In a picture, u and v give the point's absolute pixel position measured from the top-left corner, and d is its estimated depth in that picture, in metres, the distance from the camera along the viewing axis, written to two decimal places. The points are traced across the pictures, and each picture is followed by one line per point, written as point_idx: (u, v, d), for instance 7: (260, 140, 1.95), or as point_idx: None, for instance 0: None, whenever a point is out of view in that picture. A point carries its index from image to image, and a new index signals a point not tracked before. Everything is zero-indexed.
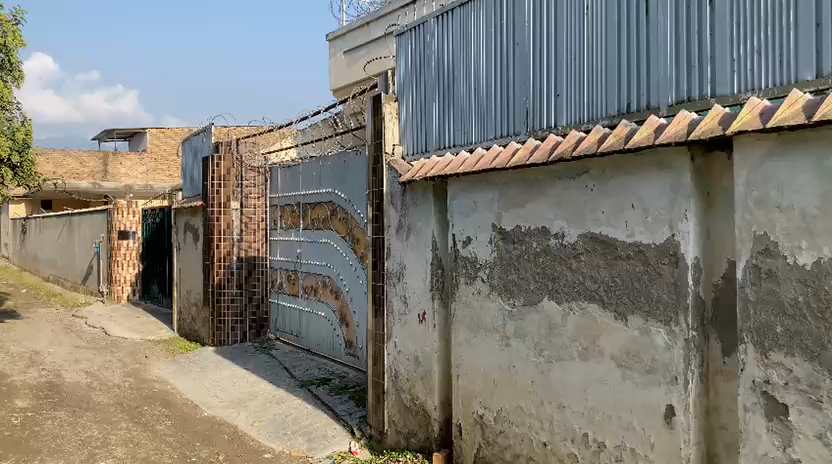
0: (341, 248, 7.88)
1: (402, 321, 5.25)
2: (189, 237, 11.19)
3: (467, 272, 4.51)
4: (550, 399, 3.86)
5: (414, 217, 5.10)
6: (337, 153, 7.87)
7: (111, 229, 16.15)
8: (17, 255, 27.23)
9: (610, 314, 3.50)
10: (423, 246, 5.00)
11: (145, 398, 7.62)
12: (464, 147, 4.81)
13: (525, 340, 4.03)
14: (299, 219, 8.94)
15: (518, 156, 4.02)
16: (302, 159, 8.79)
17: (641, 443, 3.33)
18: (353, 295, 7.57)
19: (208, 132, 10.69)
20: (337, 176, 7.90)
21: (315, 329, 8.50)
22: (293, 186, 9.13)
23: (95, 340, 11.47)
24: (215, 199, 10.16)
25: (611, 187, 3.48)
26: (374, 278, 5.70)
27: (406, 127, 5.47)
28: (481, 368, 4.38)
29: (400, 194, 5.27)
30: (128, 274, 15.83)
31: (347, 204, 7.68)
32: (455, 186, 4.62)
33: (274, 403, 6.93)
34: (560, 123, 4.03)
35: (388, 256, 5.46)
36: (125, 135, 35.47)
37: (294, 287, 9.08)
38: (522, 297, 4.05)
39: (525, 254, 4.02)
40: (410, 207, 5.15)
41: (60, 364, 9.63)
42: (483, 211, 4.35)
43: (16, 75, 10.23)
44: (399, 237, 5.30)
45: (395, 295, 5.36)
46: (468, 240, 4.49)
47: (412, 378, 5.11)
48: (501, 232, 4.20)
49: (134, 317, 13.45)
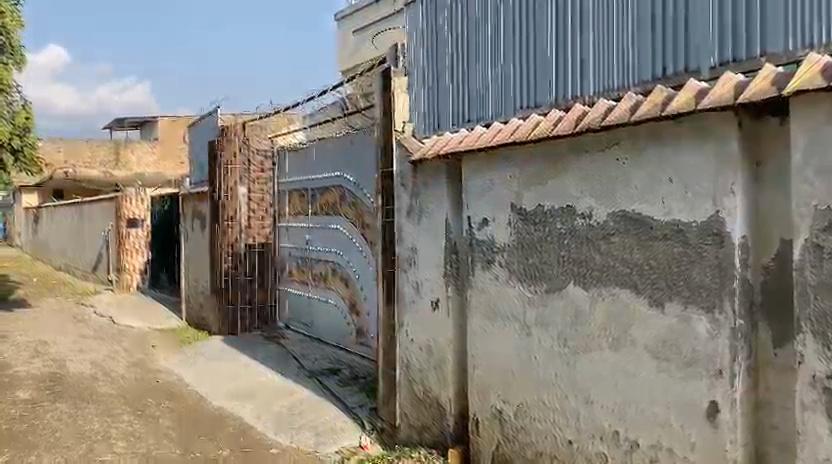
0: (350, 233, 7.59)
1: (414, 310, 4.93)
2: (196, 224, 10.92)
3: (483, 256, 4.17)
4: (575, 393, 3.55)
5: (426, 199, 4.77)
6: (345, 134, 7.54)
7: (119, 217, 15.94)
8: (29, 244, 27.21)
9: (644, 301, 3.17)
10: (436, 230, 4.67)
11: (149, 389, 7.39)
12: (480, 122, 4.46)
13: (548, 329, 3.70)
14: (308, 204, 8.65)
15: (539, 129, 3.68)
16: (310, 143, 8.49)
17: (679, 442, 3.01)
18: (363, 283, 7.27)
19: (213, 116, 10.40)
20: (346, 159, 7.58)
21: (324, 318, 8.22)
22: (300, 170, 8.82)
23: (102, 329, 11.27)
24: (223, 185, 9.94)
25: (645, 160, 3.14)
26: (384, 264, 5.39)
27: (416, 103, 5.13)
28: (499, 359, 4.07)
29: (411, 174, 4.93)
30: (136, 264, 15.64)
31: (357, 187, 7.36)
32: (469, 163, 4.28)
33: (281, 395, 6.65)
34: (587, 92, 3.68)
35: (398, 240, 5.14)
36: (136, 124, 35.29)
37: (303, 274, 8.79)
38: (544, 283, 3.72)
39: (548, 236, 3.68)
40: (421, 187, 4.82)
41: (65, 354, 9.43)
42: (501, 190, 4.01)
43: (17, 58, 10.01)
44: (410, 220, 4.97)
45: (405, 282, 5.04)
46: (484, 222, 4.15)
47: (425, 370, 4.81)
48: (521, 213, 3.87)
49: (142, 306, 13.24)
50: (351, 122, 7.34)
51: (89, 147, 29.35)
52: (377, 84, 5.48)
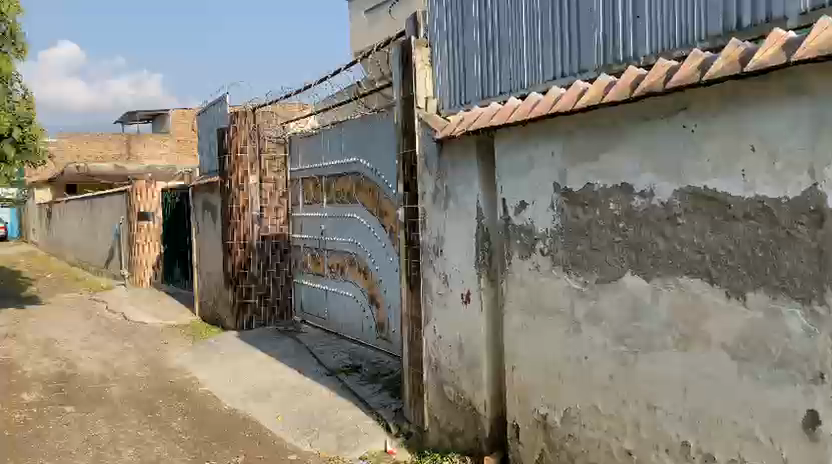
0: (368, 223, 7.16)
1: (442, 303, 4.50)
2: (207, 215, 10.51)
3: (521, 243, 3.73)
4: (634, 397, 3.11)
5: (454, 181, 4.32)
6: (361, 117, 7.09)
7: (130, 210, 15.59)
8: (44, 240, 27.04)
9: (720, 292, 2.71)
10: (466, 215, 4.22)
11: (161, 390, 7.02)
12: (514, 94, 4.00)
13: (601, 325, 3.26)
14: (322, 193, 8.24)
15: (587, 97, 3.22)
16: (324, 128, 8.03)
17: (767, 457, 2.57)
18: (383, 274, 6.85)
19: (221, 103, 9.97)
20: (363, 144, 7.13)
21: (342, 311, 7.81)
22: (314, 156, 8.39)
23: (114, 326, 10.94)
24: (233, 174, 9.41)
25: (720, 125, 2.67)
26: (409, 254, 4.95)
27: (440, 76, 4.67)
28: (542, 357, 3.63)
29: (436, 155, 4.48)
30: (150, 257, 15.25)
31: (375, 173, 6.92)
32: (503, 139, 3.82)
33: (300, 394, 6.26)
34: (642, 53, 3.20)
35: (423, 228, 4.69)
36: (148, 117, 34.94)
37: (319, 266, 8.39)
38: (595, 272, 3.27)
39: (600, 219, 3.22)
40: (448, 168, 4.36)
41: (75, 353, 9.10)
42: (541, 169, 3.55)
43: (20, 47, 9.67)
44: (436, 205, 4.52)
45: (432, 272, 4.60)
46: (523, 205, 3.70)
47: (456, 369, 4.38)
48: (567, 193, 3.41)
49: (156, 301, 12.93)
50: (367, 104, 6.87)
51: (100, 141, 29.10)
52: (395, 58, 5.01)
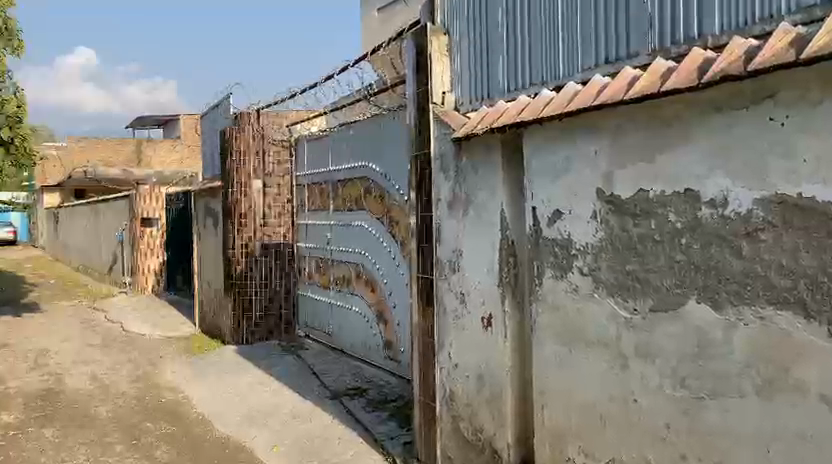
0: (377, 232, 6.60)
1: (459, 327, 3.92)
2: (209, 222, 9.98)
3: (554, 260, 3.16)
4: (698, 455, 2.52)
5: (474, 187, 3.75)
6: (371, 118, 6.55)
7: (134, 216, 15.12)
8: (51, 245, 26.66)
9: (819, 330, 2.12)
10: (488, 226, 3.65)
11: (150, 411, 6.47)
12: (545, 85, 3.44)
13: (655, 362, 2.68)
14: (329, 199, 7.70)
15: (641, 85, 2.65)
16: (331, 130, 7.50)
17: None
18: (392, 288, 6.29)
19: (225, 104, 9.45)
20: (373, 147, 6.59)
21: (348, 327, 7.25)
22: (321, 160, 7.86)
23: (111, 337, 10.42)
24: (235, 179, 8.88)
25: (820, 117, 2.10)
26: (420, 269, 4.39)
27: (458, 68, 4.11)
28: (579, 396, 3.05)
29: (454, 156, 3.92)
30: (153, 264, 14.78)
31: (386, 179, 6.37)
32: (535, 138, 3.26)
33: (299, 420, 5.70)
34: (708, 32, 2.63)
35: (438, 240, 4.13)
36: (159, 122, 34.61)
37: (325, 277, 7.84)
38: (649, 298, 2.70)
39: (655, 233, 2.66)
40: (467, 172, 3.80)
41: (65, 366, 8.59)
42: (581, 172, 2.99)
43: (15, 44, 9.26)
44: (452, 214, 3.96)
45: (448, 291, 4.03)
46: (557, 215, 3.13)
47: (475, 403, 3.80)
48: (613, 202, 2.84)
49: (156, 311, 12.42)
50: (377, 105, 6.33)
51: (109, 145, 28.82)
52: (408, 48, 4.46)
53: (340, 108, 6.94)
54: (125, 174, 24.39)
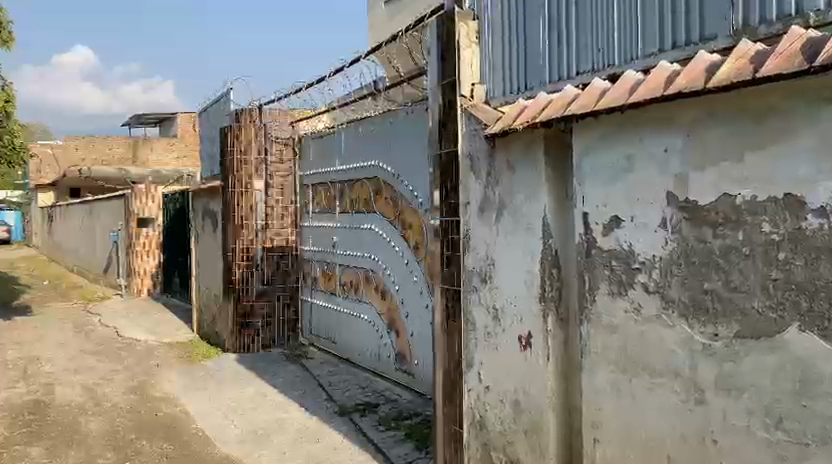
0: (388, 236, 6.19)
1: (490, 346, 3.51)
2: (207, 223, 9.55)
3: (611, 274, 2.76)
4: None
5: (509, 189, 3.34)
6: (382, 113, 6.14)
7: (129, 216, 14.64)
8: (45, 244, 26.18)
9: None
10: (526, 234, 3.24)
11: (145, 427, 6.06)
12: (596, 74, 3.03)
13: (742, 398, 2.27)
14: (335, 201, 7.29)
15: (727, 70, 2.25)
16: (338, 127, 7.09)
17: None
18: (406, 296, 5.89)
19: (224, 100, 9.02)
20: (384, 145, 6.18)
21: (357, 336, 6.85)
22: (327, 159, 7.44)
23: (104, 342, 9.98)
24: (235, 179, 8.46)
25: None
26: (444, 279, 3.98)
27: (490, 56, 3.70)
28: (641, 430, 2.66)
29: (486, 155, 3.51)
30: (149, 266, 14.33)
31: (398, 179, 5.96)
32: (588, 134, 2.85)
33: (306, 439, 5.28)
34: (809, 7, 2.22)
35: (465, 248, 3.72)
36: (156, 121, 34.10)
37: (331, 283, 7.43)
38: (734, 323, 2.29)
39: (744, 247, 2.26)
40: (502, 172, 3.39)
41: (56, 374, 8.15)
42: (647, 174, 2.58)
43: (4, 37, 8.82)
44: (483, 219, 3.55)
45: (476, 305, 3.62)
46: (615, 223, 2.72)
47: (509, 432, 3.39)
48: (688, 208, 2.43)
49: (152, 315, 11.99)
50: (390, 100, 5.92)
51: (104, 144, 28.33)
52: (432, 35, 4.04)
53: (348, 103, 6.53)
54: (120, 172, 23.88)
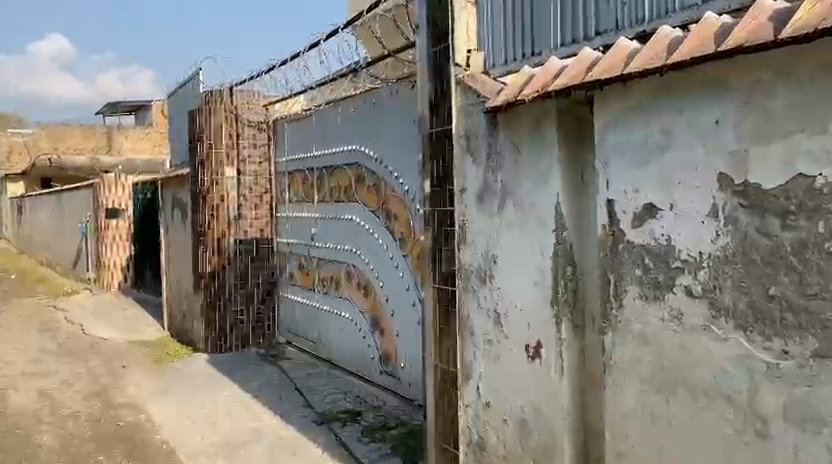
0: (370, 227, 5.68)
1: (492, 356, 3.01)
2: (177, 214, 8.95)
3: (643, 274, 2.27)
4: None
5: (514, 173, 2.84)
6: (363, 93, 5.60)
7: (97, 206, 13.71)
8: (15, 236, 25.30)
9: None
10: (534, 226, 2.74)
11: (104, 439, 5.48)
12: (622, 33, 2.52)
13: (822, 433, 1.79)
14: (313, 190, 6.75)
15: (805, 18, 1.75)
16: (316, 108, 6.53)
17: None
18: (391, 293, 5.38)
19: (193, 81, 8.40)
20: (366, 127, 5.64)
21: (337, 336, 6.34)
22: (305, 144, 6.89)
23: (69, 341, 9.35)
24: (206, 166, 7.87)
25: None
26: (436, 277, 3.47)
27: (491, 18, 3.17)
28: None
29: (487, 133, 2.99)
30: (119, 259, 13.66)
31: (381, 165, 5.44)
32: (615, 103, 2.35)
33: (281, 452, 4.77)
34: None
35: (461, 242, 3.21)
36: (131, 109, 33.15)
37: (309, 278, 6.89)
38: (812, 339, 1.80)
39: (826, 242, 1.77)
40: (506, 153, 2.88)
41: (12, 378, 7.55)
42: (692, 151, 2.08)
43: None
44: (482, 208, 3.04)
45: (475, 309, 3.12)
46: (649, 212, 2.23)
47: (515, 457, 2.90)
48: (748, 193, 1.94)
49: (122, 311, 11.37)
50: (373, 77, 5.37)
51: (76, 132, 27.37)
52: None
53: (327, 82, 5.97)
54: (92, 161, 23.02)
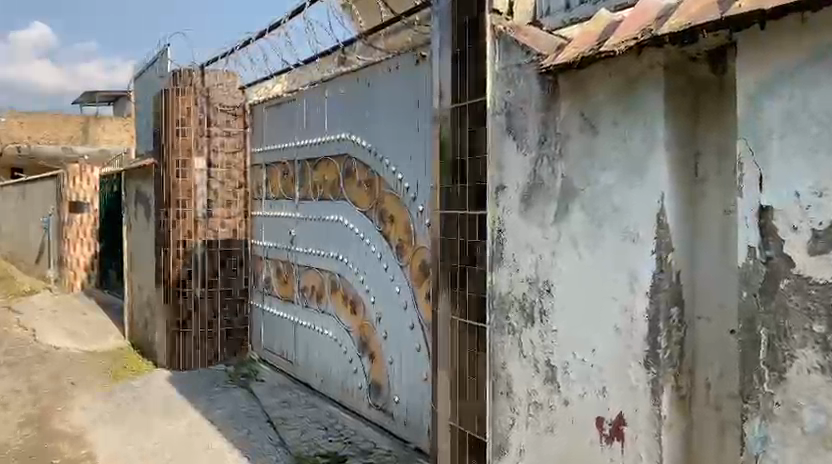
0: (360, 230, 4.76)
1: (540, 428, 2.11)
2: (140, 210, 7.95)
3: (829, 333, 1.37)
4: None
5: (585, 165, 1.93)
6: (356, 71, 4.68)
7: (60, 199, 12.65)
8: None
9: None
10: (617, 244, 1.84)
11: None
12: None
13: None
14: (294, 185, 5.81)
15: None
16: (298, 91, 5.59)
17: None
18: (384, 311, 4.46)
19: (161, 60, 7.41)
20: (358, 112, 4.72)
21: (318, 357, 5.42)
22: (285, 133, 5.96)
23: (15, 350, 8.29)
24: (172, 156, 6.89)
25: None
26: (453, 306, 2.56)
27: None
28: None
29: (538, 108, 2.08)
30: (82, 256, 12.64)
31: (374, 156, 4.52)
32: (783, 49, 1.43)
33: None
34: None
35: (493, 260, 2.28)
36: (110, 99, 31.87)
37: (287, 288, 5.95)
38: None
39: None
40: (574, 134, 1.96)
41: None
42: None
43: None
44: (529, 215, 2.13)
45: (513, 356, 2.20)
46: None
47: None
48: None
49: (81, 315, 10.32)
50: (369, 51, 4.45)
51: None
52: None
53: (315, 59, 5.03)
54: (62, 150, 21.77)
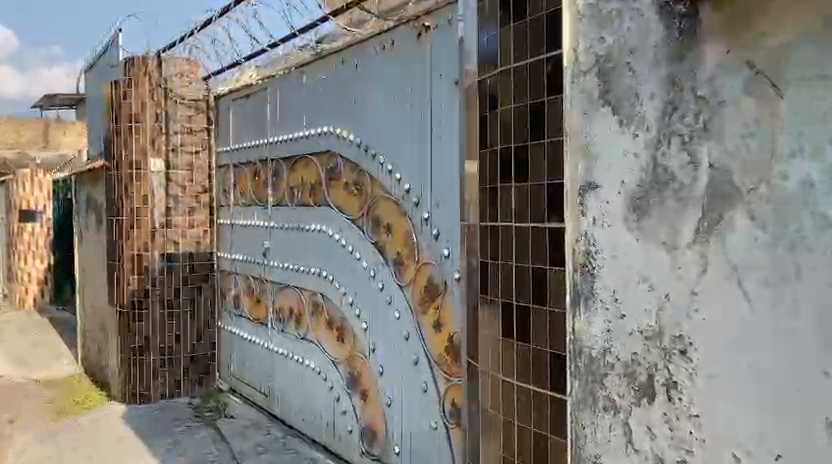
0: (348, 242, 3.95)
1: None
2: (91, 219, 7.03)
3: None
4: None
5: (763, 148, 1.16)
6: (343, 52, 3.90)
7: (10, 208, 11.63)
8: None
9: None
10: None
11: None
12: None
13: None
14: (267, 189, 4.98)
15: None
16: (272, 78, 4.77)
17: None
18: (379, 340, 3.66)
19: (112, 47, 6.50)
20: (343, 100, 3.92)
21: (298, 391, 4.59)
22: (256, 129, 5.14)
23: None
24: (124, 157, 5.99)
25: None
26: (504, 363, 1.77)
27: None
28: None
29: (664, 58, 1.30)
30: (35, 270, 11.60)
31: (365, 152, 3.73)
32: None
33: None
34: None
35: (579, 298, 1.49)
36: (70, 103, 30.47)
37: (260, 309, 5.12)
38: None
39: None
40: (736, 98, 1.19)
41: None
42: None
43: None
44: (647, 230, 1.34)
45: (615, 450, 1.42)
46: None
47: None
48: None
49: (31, 336, 9.32)
50: (362, 25, 3.67)
51: None
52: None
53: (291, 39, 4.22)
54: (19, 156, 20.52)
